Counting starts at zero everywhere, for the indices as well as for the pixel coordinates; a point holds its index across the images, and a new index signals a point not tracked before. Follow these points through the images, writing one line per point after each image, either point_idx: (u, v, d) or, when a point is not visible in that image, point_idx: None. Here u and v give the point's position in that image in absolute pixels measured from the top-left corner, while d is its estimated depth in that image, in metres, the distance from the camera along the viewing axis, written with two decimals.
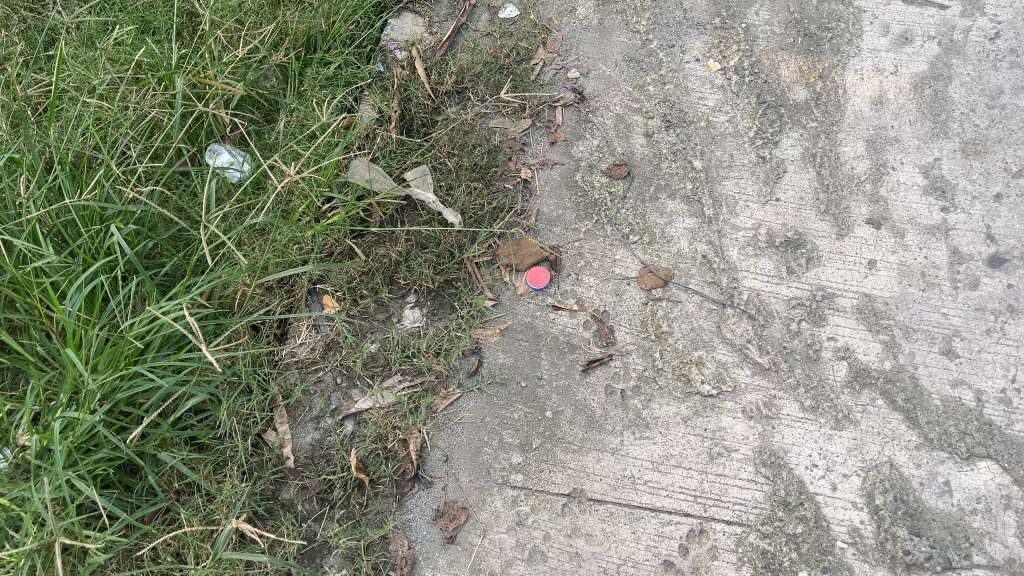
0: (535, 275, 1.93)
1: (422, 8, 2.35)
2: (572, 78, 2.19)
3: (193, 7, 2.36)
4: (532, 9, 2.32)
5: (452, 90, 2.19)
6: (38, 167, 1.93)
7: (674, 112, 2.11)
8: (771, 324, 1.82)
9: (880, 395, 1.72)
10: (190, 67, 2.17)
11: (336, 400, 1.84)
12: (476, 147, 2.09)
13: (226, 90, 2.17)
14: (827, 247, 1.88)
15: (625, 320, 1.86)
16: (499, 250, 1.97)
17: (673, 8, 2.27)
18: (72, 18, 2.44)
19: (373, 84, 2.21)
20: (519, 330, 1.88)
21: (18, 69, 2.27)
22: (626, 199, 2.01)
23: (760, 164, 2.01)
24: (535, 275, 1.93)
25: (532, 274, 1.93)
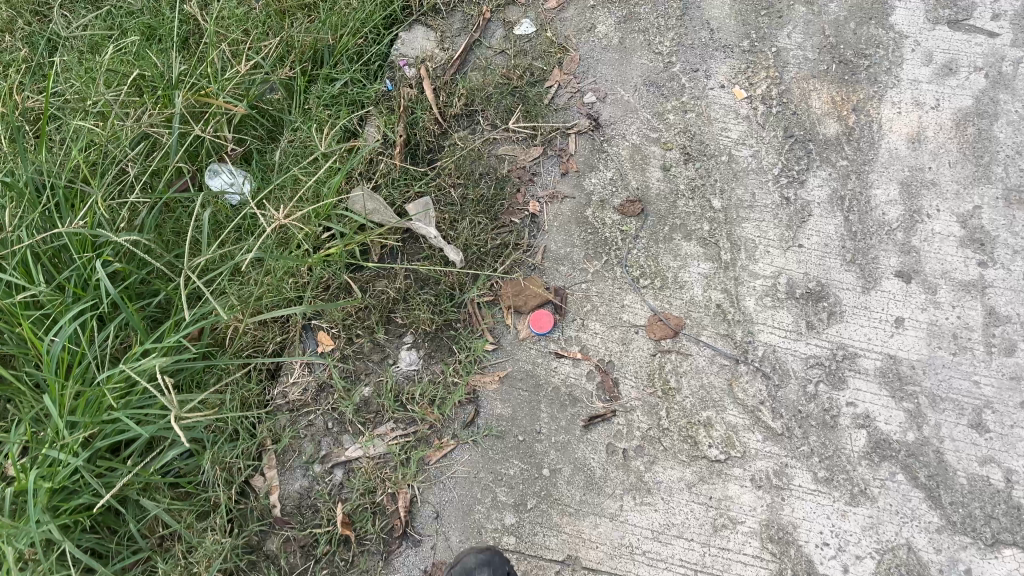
0: (539, 317, 1.83)
1: (435, 23, 2.24)
2: (587, 103, 2.07)
3: (198, 16, 2.28)
4: (549, 26, 2.19)
5: (461, 113, 2.08)
6: (30, 190, 1.86)
7: (694, 144, 1.99)
8: (786, 385, 1.70)
9: (901, 469, 1.60)
10: (191, 84, 2.10)
11: (327, 446, 1.77)
12: (483, 177, 1.99)
13: (228, 108, 2.09)
14: (851, 301, 1.76)
15: (631, 373, 1.76)
16: (502, 289, 1.87)
17: (699, 28, 2.13)
18: (77, 25, 2.38)
19: (380, 105, 2.11)
20: (519, 378, 1.79)
21: (18, 78, 2.21)
22: (639, 238, 1.90)
23: (783, 206, 1.88)
24: (539, 318, 1.83)
25: (536, 316, 1.83)
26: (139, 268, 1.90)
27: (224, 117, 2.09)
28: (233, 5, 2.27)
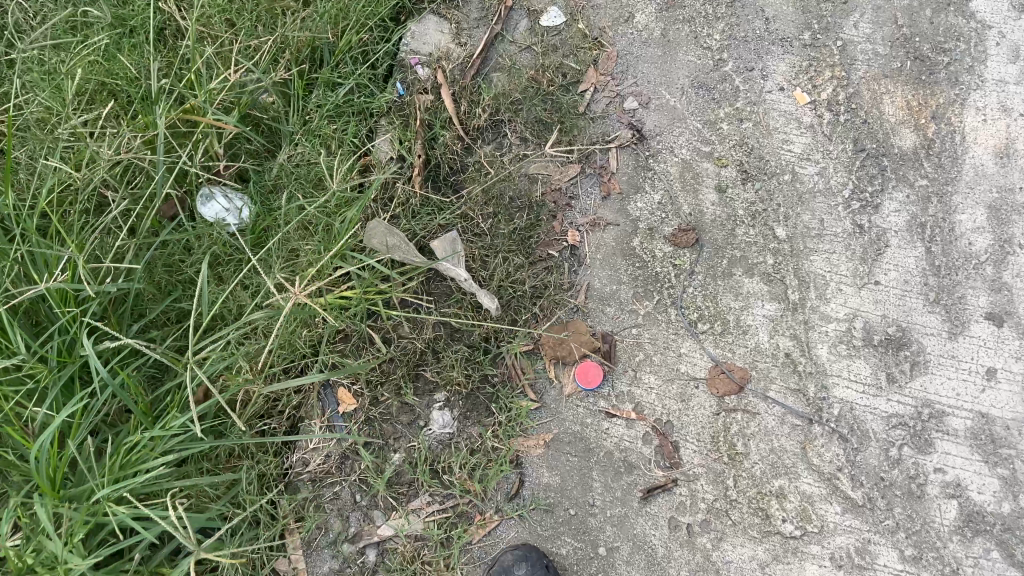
0: (585, 368, 1.63)
1: (449, 12, 1.96)
2: (628, 110, 1.82)
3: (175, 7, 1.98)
4: (580, 16, 1.92)
5: (485, 125, 1.83)
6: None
7: (752, 159, 1.75)
8: (865, 449, 1.54)
9: (996, 546, 1.46)
10: (174, 99, 1.83)
11: (356, 523, 1.59)
12: (514, 203, 1.76)
13: (217, 125, 1.82)
14: (936, 349, 1.58)
15: (693, 435, 1.58)
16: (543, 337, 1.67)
17: (752, 17, 1.87)
18: (35, 17, 2.07)
19: (392, 115, 1.86)
20: (567, 442, 1.61)
21: None
22: (695, 273, 1.68)
23: (856, 235, 1.67)
24: (585, 369, 1.63)
25: (582, 366, 1.63)
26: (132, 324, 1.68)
27: (214, 135, 1.83)
28: None
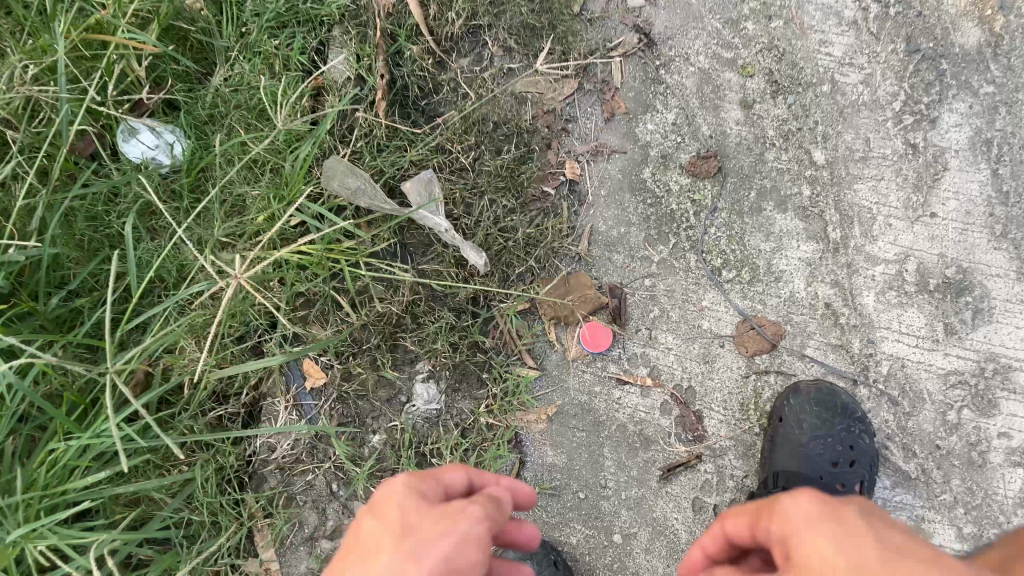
0: (592, 332, 1.40)
1: None
2: (633, 9, 1.49)
3: None
4: None
5: (462, 33, 1.50)
6: None
7: (784, 67, 1.44)
8: (920, 413, 1.33)
9: None
10: (77, 15, 1.49)
11: (335, 517, 1.40)
12: (500, 130, 1.46)
13: (136, 46, 1.50)
14: (1002, 293, 1.34)
15: (719, 402, 1.37)
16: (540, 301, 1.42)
17: None
18: None
19: (347, 22, 1.50)
20: (573, 415, 1.39)
21: None
22: (718, 210, 1.43)
23: (908, 156, 1.39)
24: (595, 332, 1.40)
25: (589, 329, 1.40)
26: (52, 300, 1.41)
27: (131, 57, 1.51)
28: None
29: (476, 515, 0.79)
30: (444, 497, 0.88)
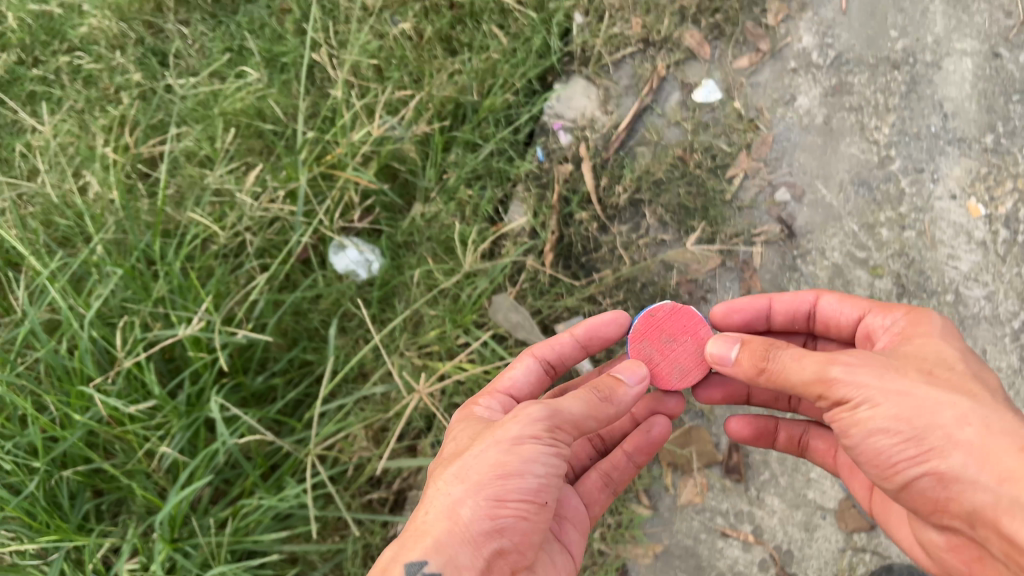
0: (649, 330, 1.43)
1: (600, 77, 1.91)
2: (780, 203, 1.76)
3: (327, 56, 1.99)
4: (737, 93, 1.83)
5: (626, 203, 1.78)
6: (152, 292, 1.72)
7: (912, 273, 1.69)
8: None
9: None
10: (316, 152, 1.86)
11: None
12: (645, 290, 1.71)
13: (358, 181, 1.84)
14: None
15: (814, 567, 1.62)
16: (602, 335, 1.43)
17: (928, 112, 1.77)
18: (201, 53, 2.16)
19: (530, 180, 1.83)
20: (678, 554, 1.67)
21: (134, 135, 2.03)
22: None
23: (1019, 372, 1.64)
24: (652, 327, 1.43)
25: (617, 313, 1.44)
26: (257, 379, 1.75)
27: (352, 187, 1.84)
28: (366, 37, 1.96)
29: (526, 416, 1.13)
30: (579, 341, 1.42)
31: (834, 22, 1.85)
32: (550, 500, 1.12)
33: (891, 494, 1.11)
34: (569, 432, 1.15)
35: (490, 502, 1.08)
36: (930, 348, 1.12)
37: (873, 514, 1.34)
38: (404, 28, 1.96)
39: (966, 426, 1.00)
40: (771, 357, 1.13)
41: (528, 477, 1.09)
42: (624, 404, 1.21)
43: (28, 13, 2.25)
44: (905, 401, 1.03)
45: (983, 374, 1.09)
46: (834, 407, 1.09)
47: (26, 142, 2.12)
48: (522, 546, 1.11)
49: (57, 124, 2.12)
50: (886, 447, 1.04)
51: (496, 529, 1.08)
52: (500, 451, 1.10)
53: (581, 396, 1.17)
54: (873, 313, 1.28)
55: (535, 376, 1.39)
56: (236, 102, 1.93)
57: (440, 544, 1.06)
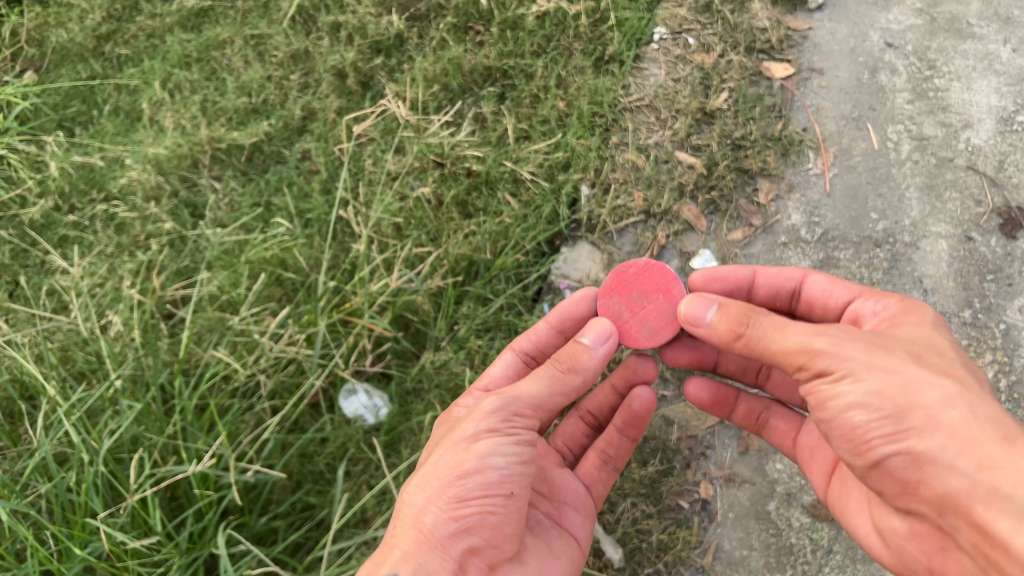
0: (621, 290, 1.57)
1: (603, 243, 2.05)
2: None
3: (351, 216, 2.13)
4: (732, 263, 1.98)
5: None
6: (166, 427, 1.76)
7: None
8: None
9: None
10: (335, 300, 1.97)
11: None
12: (648, 442, 1.78)
13: (373, 328, 1.94)
14: None
15: None
16: (571, 311, 1.59)
17: (909, 286, 1.92)
18: (230, 206, 2.31)
19: None
20: None
21: (161, 278, 2.14)
22: (831, 551, 1.68)
23: None
24: (623, 286, 1.57)
25: (584, 292, 1.60)
26: (259, 520, 1.76)
27: (367, 335, 1.93)
28: (390, 198, 2.12)
29: (478, 416, 1.29)
30: (557, 318, 1.59)
31: (820, 203, 2.02)
32: (518, 489, 1.26)
33: (858, 471, 1.19)
34: (525, 417, 1.31)
35: (455, 505, 1.23)
36: (920, 336, 1.23)
37: (828, 503, 1.45)
38: (425, 192, 2.11)
39: (950, 410, 1.09)
40: (754, 325, 1.23)
41: (488, 471, 1.24)
42: (589, 368, 1.37)
43: (71, 165, 2.42)
44: (891, 379, 1.11)
45: (967, 367, 1.19)
46: (813, 378, 1.17)
47: (53, 281, 2.22)
48: (494, 541, 1.26)
49: (86, 266, 2.22)
50: (864, 425, 1.12)
51: (467, 530, 1.23)
52: (456, 452, 1.26)
53: (540, 378, 1.34)
54: (861, 299, 1.39)
55: (515, 368, 1.59)
56: (262, 252, 2.06)
57: (414, 552, 1.23)
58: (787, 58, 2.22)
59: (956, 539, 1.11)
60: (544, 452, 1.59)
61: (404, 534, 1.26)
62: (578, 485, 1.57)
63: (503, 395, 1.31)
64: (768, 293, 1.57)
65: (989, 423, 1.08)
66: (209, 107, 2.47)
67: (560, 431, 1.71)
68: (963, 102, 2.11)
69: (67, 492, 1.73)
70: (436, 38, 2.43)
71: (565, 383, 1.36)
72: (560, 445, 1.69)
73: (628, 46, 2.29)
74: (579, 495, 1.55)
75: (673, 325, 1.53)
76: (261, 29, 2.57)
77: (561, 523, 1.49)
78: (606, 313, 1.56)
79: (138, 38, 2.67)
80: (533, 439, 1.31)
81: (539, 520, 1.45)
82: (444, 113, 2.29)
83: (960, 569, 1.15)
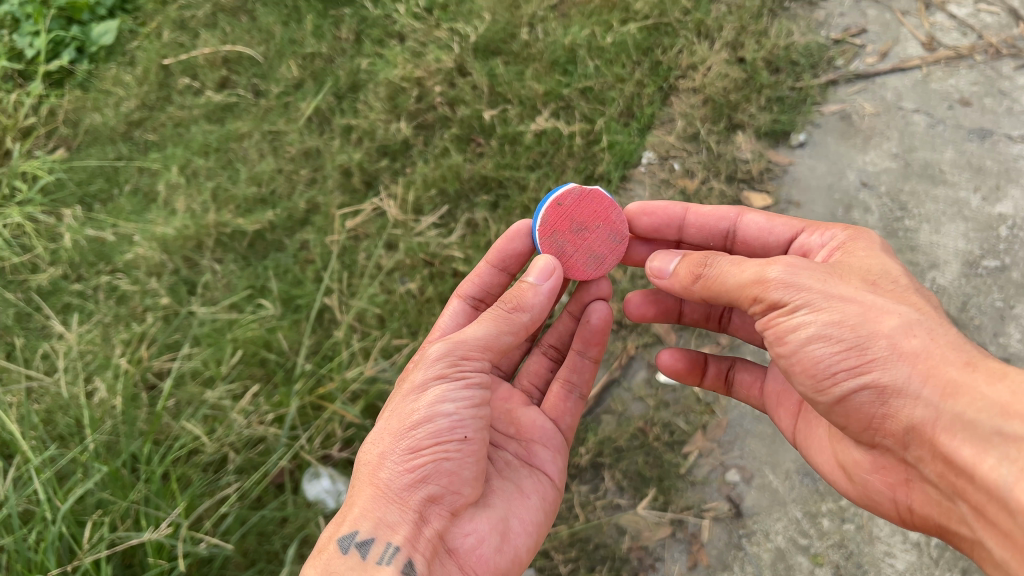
0: (558, 222, 1.67)
1: None
2: (730, 482, 1.91)
3: (339, 304, 2.27)
4: None
5: (588, 465, 1.94)
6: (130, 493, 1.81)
7: (850, 564, 1.81)
8: None
9: None
10: (311, 383, 2.06)
11: None
12: (597, 547, 1.85)
13: (343, 414, 2.01)
14: None
15: None
16: (515, 253, 1.76)
17: None
18: (227, 287, 2.41)
19: None
20: None
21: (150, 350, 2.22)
22: None
23: None
24: (562, 220, 1.67)
25: (523, 229, 1.74)
26: None
27: (337, 420, 2.00)
28: (378, 292, 2.24)
29: (429, 363, 1.42)
30: (500, 254, 1.75)
31: None
32: (470, 433, 1.39)
33: (824, 406, 1.32)
34: (471, 358, 1.43)
35: (408, 453, 1.35)
36: (877, 265, 1.37)
37: (796, 443, 1.61)
38: (411, 289, 2.24)
39: (911, 336, 1.21)
40: (713, 265, 1.43)
41: (438, 419, 1.36)
42: (535, 305, 1.50)
43: (83, 237, 2.55)
44: (849, 309, 1.24)
45: (920, 289, 1.34)
46: (772, 307, 1.31)
47: (48, 344, 2.31)
48: (452, 487, 1.37)
49: (81, 332, 2.31)
50: (826, 357, 1.25)
51: (424, 478, 1.34)
52: (410, 401, 1.39)
53: (484, 322, 1.46)
54: (807, 234, 1.56)
55: (464, 314, 1.77)
56: (248, 332, 2.15)
57: (377, 498, 1.34)
58: (766, 190, 2.35)
59: (921, 469, 1.24)
60: (509, 397, 1.74)
61: (366, 481, 1.37)
62: (544, 423, 1.72)
63: (448, 342, 1.43)
64: (700, 227, 1.75)
65: (948, 352, 1.20)
66: (220, 193, 2.60)
67: (525, 371, 1.87)
68: (930, 244, 2.20)
69: (28, 551, 1.76)
70: (439, 146, 2.58)
71: (512, 322, 1.48)
72: (526, 385, 1.84)
73: (616, 167, 2.43)
74: (545, 432, 1.69)
75: (616, 252, 1.70)
76: (279, 126, 2.73)
77: (530, 462, 1.62)
78: (551, 250, 1.67)
79: (166, 126, 2.86)
80: (483, 381, 1.44)
81: (507, 463, 1.58)
82: (435, 214, 2.42)
83: (924, 498, 1.29)
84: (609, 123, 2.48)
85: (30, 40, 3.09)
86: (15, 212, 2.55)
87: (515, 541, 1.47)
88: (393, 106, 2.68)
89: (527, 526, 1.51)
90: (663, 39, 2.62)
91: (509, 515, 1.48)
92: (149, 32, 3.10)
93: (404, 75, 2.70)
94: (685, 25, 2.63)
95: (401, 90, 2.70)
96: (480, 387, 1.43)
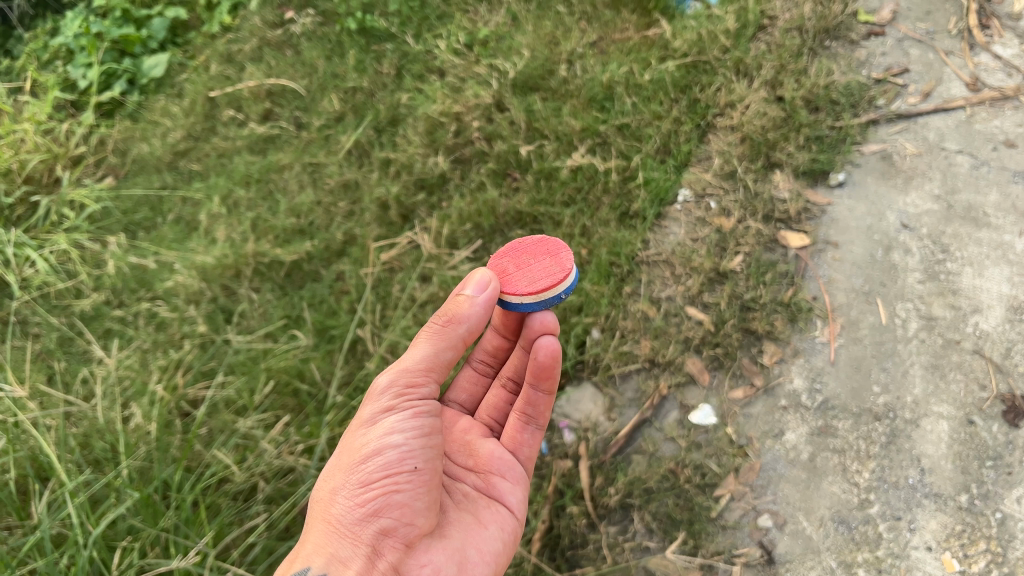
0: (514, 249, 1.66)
1: (607, 388, 2.14)
2: (762, 527, 1.88)
3: (372, 335, 2.29)
4: (730, 420, 2.03)
5: (617, 505, 1.93)
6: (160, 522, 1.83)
7: None
8: None
9: None
10: (342, 413, 2.08)
11: None
12: None
13: None
14: None
15: None
16: None
17: (906, 463, 1.91)
18: (262, 315, 2.44)
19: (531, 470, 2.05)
20: None
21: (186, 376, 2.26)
22: None
23: None
24: (516, 247, 1.66)
25: None
26: None
27: None
28: (411, 325, 2.26)
29: (376, 397, 1.46)
30: None
31: (822, 370, 2.07)
32: (421, 463, 1.39)
33: None
34: (416, 385, 1.46)
35: (360, 489, 1.37)
36: None
37: None
38: None
39: None
40: None
41: (387, 451, 1.38)
42: (471, 316, 1.46)
43: (126, 264, 2.61)
44: None
45: None
46: None
47: (88, 368, 2.36)
48: (405, 519, 1.37)
49: (120, 358, 2.35)
50: None
51: (376, 514, 1.36)
52: (362, 437, 1.43)
53: (422, 343, 1.47)
54: None
55: None
56: (283, 362, 2.19)
57: (330, 534, 1.37)
58: (803, 229, 2.31)
59: None
60: (469, 429, 1.78)
61: (320, 518, 1.40)
62: (501, 452, 1.74)
63: (392, 372, 1.47)
64: None
65: None
66: (260, 223, 2.64)
67: (485, 405, 1.85)
68: (973, 288, 2.14)
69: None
70: (475, 180, 2.60)
71: (448, 336, 1.47)
72: (485, 418, 1.83)
73: (652, 204, 2.41)
74: (501, 461, 1.72)
75: (555, 278, 1.58)
76: (319, 158, 2.78)
77: (489, 493, 1.66)
78: (495, 266, 1.63)
79: (210, 156, 2.92)
80: (431, 408, 1.46)
81: (464, 494, 1.63)
82: (470, 248, 2.44)
83: None
84: (646, 160, 2.48)
85: (83, 71, 3.17)
86: (61, 238, 2.63)
87: (473, 571, 1.49)
88: (431, 140, 2.71)
89: (485, 556, 1.53)
90: (701, 77, 2.63)
91: (466, 546, 1.51)
92: (198, 66, 3.19)
93: (443, 110, 2.73)
94: (724, 63, 2.64)
95: (440, 125, 2.74)
96: (430, 415, 1.45)
